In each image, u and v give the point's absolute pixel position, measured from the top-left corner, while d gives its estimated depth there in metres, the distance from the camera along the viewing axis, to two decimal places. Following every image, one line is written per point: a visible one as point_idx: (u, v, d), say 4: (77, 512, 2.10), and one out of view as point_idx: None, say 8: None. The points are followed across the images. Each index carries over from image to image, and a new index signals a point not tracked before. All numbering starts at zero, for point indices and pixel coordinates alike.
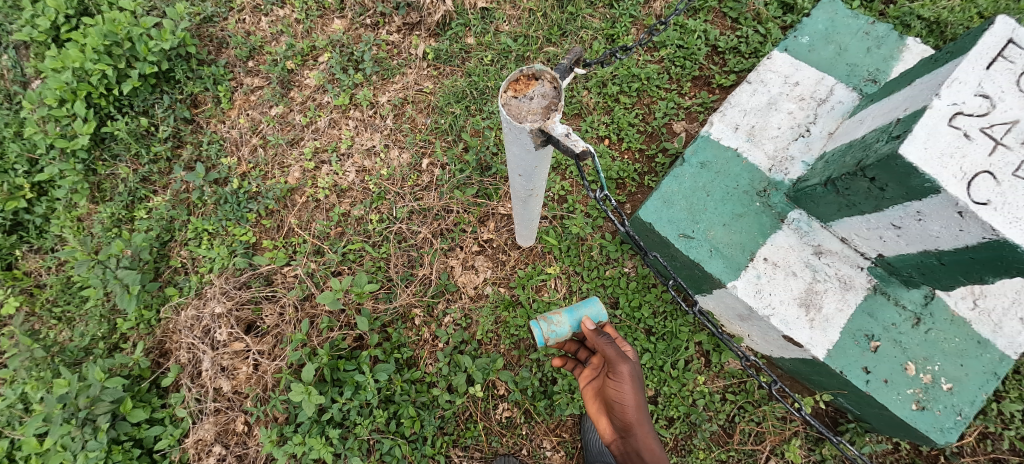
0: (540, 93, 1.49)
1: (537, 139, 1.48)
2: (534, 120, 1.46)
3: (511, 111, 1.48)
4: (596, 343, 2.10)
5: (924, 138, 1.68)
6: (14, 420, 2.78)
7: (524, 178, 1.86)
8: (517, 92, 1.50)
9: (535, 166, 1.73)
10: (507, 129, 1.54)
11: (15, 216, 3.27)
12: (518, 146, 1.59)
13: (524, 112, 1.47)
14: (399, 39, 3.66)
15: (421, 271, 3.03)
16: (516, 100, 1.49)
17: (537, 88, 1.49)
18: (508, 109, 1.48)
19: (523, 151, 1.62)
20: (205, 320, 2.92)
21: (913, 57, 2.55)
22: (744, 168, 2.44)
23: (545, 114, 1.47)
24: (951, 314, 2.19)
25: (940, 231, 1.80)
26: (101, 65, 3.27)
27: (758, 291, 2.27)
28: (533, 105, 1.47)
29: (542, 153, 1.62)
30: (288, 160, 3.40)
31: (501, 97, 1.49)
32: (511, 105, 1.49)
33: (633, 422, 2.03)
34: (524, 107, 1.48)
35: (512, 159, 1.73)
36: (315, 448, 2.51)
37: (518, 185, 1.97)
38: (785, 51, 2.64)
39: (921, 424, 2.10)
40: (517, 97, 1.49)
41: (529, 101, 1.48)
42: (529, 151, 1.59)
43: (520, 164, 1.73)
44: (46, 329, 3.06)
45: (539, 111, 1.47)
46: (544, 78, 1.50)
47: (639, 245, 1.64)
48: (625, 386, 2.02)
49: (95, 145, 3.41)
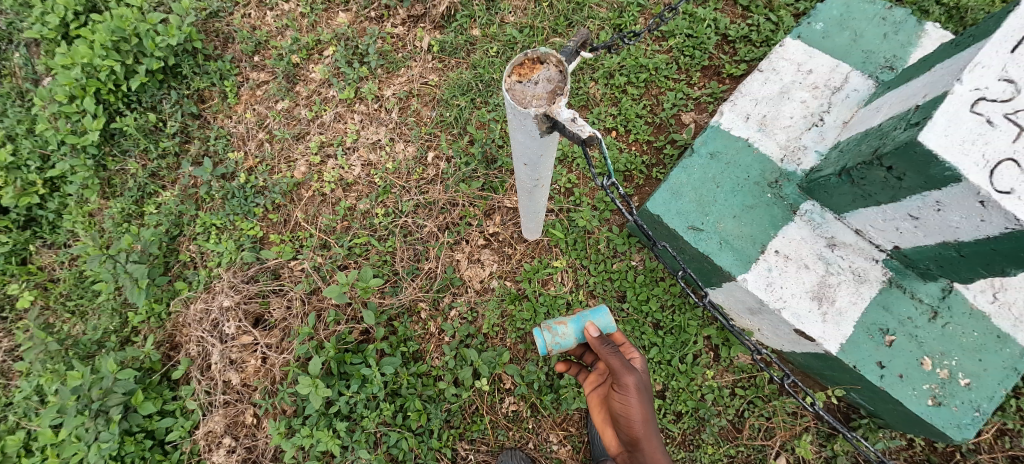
0: (545, 77, 1.44)
1: (542, 125, 1.44)
2: (539, 105, 1.41)
3: (515, 96, 1.43)
4: (600, 353, 2.01)
5: (944, 125, 1.62)
6: (31, 411, 2.85)
7: (529, 167, 1.82)
8: (522, 76, 1.45)
9: (540, 155, 1.69)
10: (511, 115, 1.50)
11: (28, 212, 3.31)
12: (522, 133, 1.55)
13: (529, 98, 1.43)
14: (404, 32, 3.63)
15: (427, 265, 3.02)
16: (520, 85, 1.44)
17: (542, 72, 1.44)
18: (513, 94, 1.44)
19: (527, 139, 1.57)
20: (213, 313, 2.94)
21: (933, 43, 2.45)
22: (756, 158, 2.38)
23: (550, 99, 1.42)
24: (969, 308, 2.12)
25: (960, 222, 1.74)
26: (110, 61, 3.29)
27: (769, 284, 2.22)
28: (538, 90, 1.43)
29: (548, 140, 1.58)
30: (294, 154, 3.40)
31: (505, 82, 1.44)
32: (515, 90, 1.44)
33: (640, 436, 2.00)
34: (528, 92, 1.43)
35: (517, 147, 1.70)
36: (323, 440, 2.54)
37: (523, 175, 1.94)
38: (797, 38, 2.56)
39: (937, 420, 2.04)
40: (521, 82, 1.44)
41: (534, 86, 1.44)
42: (533, 138, 1.55)
43: (526, 153, 1.69)
44: (61, 322, 3.11)
45: (544, 96, 1.43)
46: (550, 62, 1.45)
47: (649, 236, 1.62)
48: (632, 399, 1.97)
49: (105, 141, 3.43)
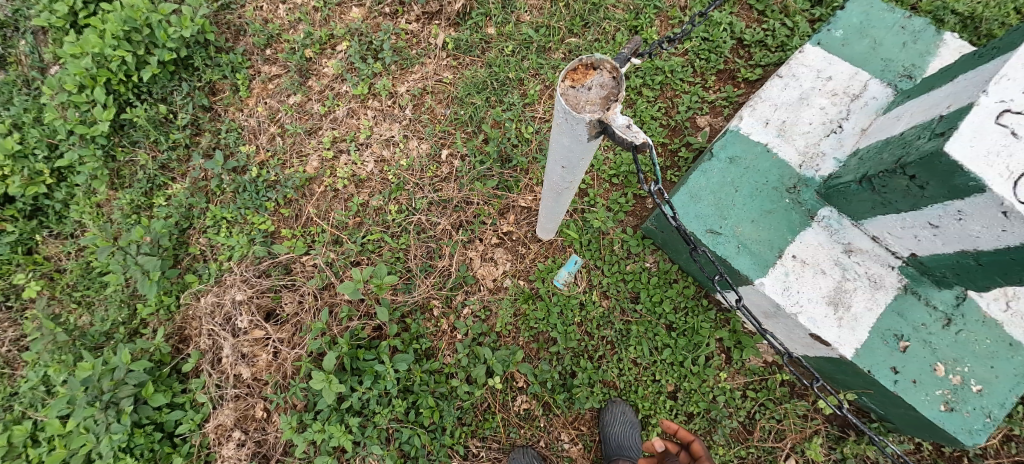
0: (599, 83, 1.44)
1: (593, 129, 1.46)
2: (592, 110, 1.42)
3: (569, 101, 1.44)
4: None
5: (970, 135, 1.64)
6: (38, 401, 2.84)
7: (566, 170, 1.84)
8: (575, 81, 1.45)
9: (581, 159, 1.72)
10: (561, 118, 1.50)
11: (35, 202, 3.29)
12: (568, 137, 1.57)
13: (582, 103, 1.44)
14: (418, 29, 3.63)
15: (441, 262, 3.04)
16: (573, 90, 1.45)
17: (596, 78, 1.44)
18: (566, 98, 1.44)
19: (573, 143, 1.59)
20: (226, 307, 2.94)
21: (951, 53, 2.46)
22: (774, 164, 2.40)
23: (603, 105, 1.43)
24: (983, 315, 2.14)
25: (981, 231, 1.76)
26: (121, 51, 3.26)
27: (786, 289, 2.25)
28: (591, 95, 1.43)
29: (592, 145, 1.60)
30: (306, 149, 3.40)
31: (558, 86, 1.44)
32: (568, 95, 1.45)
33: None
34: (582, 97, 1.44)
35: (559, 150, 1.71)
36: (335, 435, 2.54)
37: (556, 178, 1.95)
38: (817, 44, 2.58)
39: (949, 425, 2.07)
40: (574, 87, 1.45)
41: (587, 91, 1.44)
42: (579, 143, 1.57)
43: (566, 155, 1.71)
44: (67, 313, 3.10)
45: (597, 102, 1.43)
46: (603, 68, 1.44)
47: (692, 242, 1.65)
48: None
49: (114, 132, 3.41)
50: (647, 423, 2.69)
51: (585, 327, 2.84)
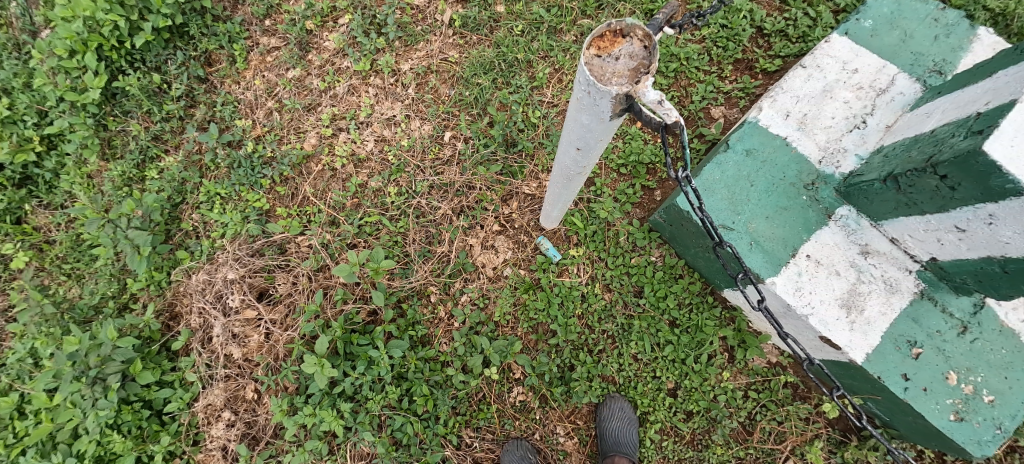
0: (628, 52, 1.32)
1: (618, 105, 1.37)
2: (620, 83, 1.31)
3: (593, 71, 1.33)
4: None
5: (1011, 135, 1.59)
6: (24, 374, 2.74)
7: (581, 152, 1.74)
8: (601, 50, 1.33)
9: (598, 139, 1.62)
10: (583, 91, 1.40)
11: (24, 170, 3.17)
12: (588, 114, 1.47)
13: (609, 74, 1.32)
14: (424, 4, 3.49)
15: (440, 248, 2.95)
16: (599, 60, 1.33)
17: (625, 47, 1.32)
18: (591, 68, 1.33)
19: (593, 121, 1.49)
20: (217, 285, 2.86)
21: (985, 49, 2.35)
22: (793, 158, 2.30)
23: (632, 77, 1.31)
24: (1000, 325, 2.07)
25: (1012, 237, 1.70)
26: (113, 16, 3.10)
27: (799, 289, 2.17)
28: (619, 66, 1.32)
29: (614, 124, 1.51)
30: (304, 125, 3.28)
31: (583, 55, 1.33)
32: (594, 65, 1.33)
33: None
34: (608, 68, 1.33)
35: (575, 128, 1.61)
36: (326, 420, 2.47)
37: (568, 162, 1.86)
38: (844, 35, 2.47)
39: (958, 435, 2.01)
40: (601, 56, 1.33)
41: (614, 62, 1.32)
42: (600, 121, 1.48)
43: (583, 135, 1.61)
44: (56, 285, 3.01)
45: (625, 74, 1.32)
46: (633, 36, 1.32)
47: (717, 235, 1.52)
48: None
49: (106, 100, 3.28)
50: (646, 420, 2.63)
51: (585, 320, 2.77)
